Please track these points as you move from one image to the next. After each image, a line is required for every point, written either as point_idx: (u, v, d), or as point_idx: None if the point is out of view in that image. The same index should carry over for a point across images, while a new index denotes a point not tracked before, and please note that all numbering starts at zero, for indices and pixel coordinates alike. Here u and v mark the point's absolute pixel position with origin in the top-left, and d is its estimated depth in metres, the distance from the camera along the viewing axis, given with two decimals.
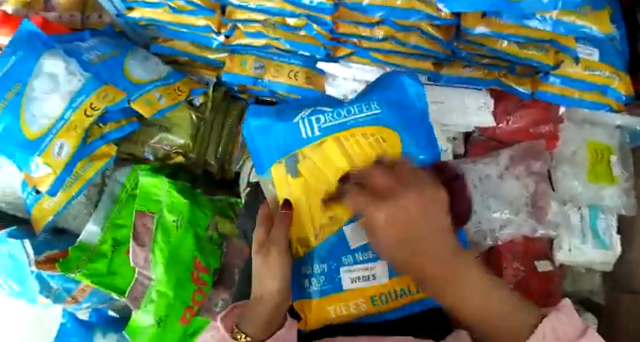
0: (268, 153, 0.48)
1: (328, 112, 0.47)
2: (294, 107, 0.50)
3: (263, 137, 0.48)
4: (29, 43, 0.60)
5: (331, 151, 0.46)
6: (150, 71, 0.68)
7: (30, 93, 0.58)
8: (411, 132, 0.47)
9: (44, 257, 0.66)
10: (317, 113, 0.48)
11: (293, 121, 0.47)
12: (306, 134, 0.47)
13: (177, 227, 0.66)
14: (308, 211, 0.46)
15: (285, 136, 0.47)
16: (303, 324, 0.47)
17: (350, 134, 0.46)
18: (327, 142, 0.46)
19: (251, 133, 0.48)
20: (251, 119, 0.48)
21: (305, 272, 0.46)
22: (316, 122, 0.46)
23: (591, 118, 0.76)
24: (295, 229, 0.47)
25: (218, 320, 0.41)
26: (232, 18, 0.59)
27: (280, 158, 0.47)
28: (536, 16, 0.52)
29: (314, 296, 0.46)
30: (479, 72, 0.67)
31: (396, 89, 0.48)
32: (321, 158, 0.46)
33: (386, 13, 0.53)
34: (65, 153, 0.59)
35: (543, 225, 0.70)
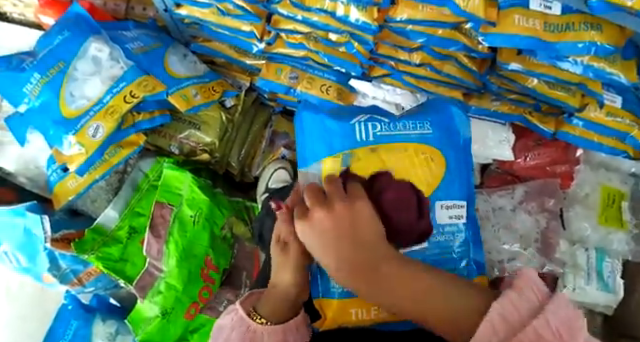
0: (317, 148, 0.47)
1: (385, 122, 0.47)
2: (348, 111, 0.50)
3: (315, 134, 0.48)
4: (76, 24, 0.62)
5: (385, 156, 0.45)
6: (189, 68, 0.69)
7: (72, 73, 0.60)
8: (458, 156, 0.48)
9: (59, 235, 0.68)
10: (373, 121, 0.48)
11: (350, 123, 0.47)
12: (360, 136, 0.46)
13: (194, 223, 0.68)
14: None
15: (340, 136, 0.46)
16: (319, 323, 0.48)
17: (405, 145, 0.46)
18: (381, 146, 0.46)
19: (303, 125, 0.49)
20: (305, 116, 0.49)
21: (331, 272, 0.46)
22: (372, 128, 0.47)
23: (607, 163, 0.78)
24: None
25: (237, 303, 0.42)
26: (277, 26, 0.60)
27: (331, 154, 0.46)
28: (569, 58, 0.55)
29: (336, 296, 0.47)
30: (505, 107, 0.69)
31: (448, 113, 0.49)
32: (375, 161, 0.45)
33: (425, 40, 0.56)
34: (100, 136, 0.60)
35: (552, 261, 0.72)
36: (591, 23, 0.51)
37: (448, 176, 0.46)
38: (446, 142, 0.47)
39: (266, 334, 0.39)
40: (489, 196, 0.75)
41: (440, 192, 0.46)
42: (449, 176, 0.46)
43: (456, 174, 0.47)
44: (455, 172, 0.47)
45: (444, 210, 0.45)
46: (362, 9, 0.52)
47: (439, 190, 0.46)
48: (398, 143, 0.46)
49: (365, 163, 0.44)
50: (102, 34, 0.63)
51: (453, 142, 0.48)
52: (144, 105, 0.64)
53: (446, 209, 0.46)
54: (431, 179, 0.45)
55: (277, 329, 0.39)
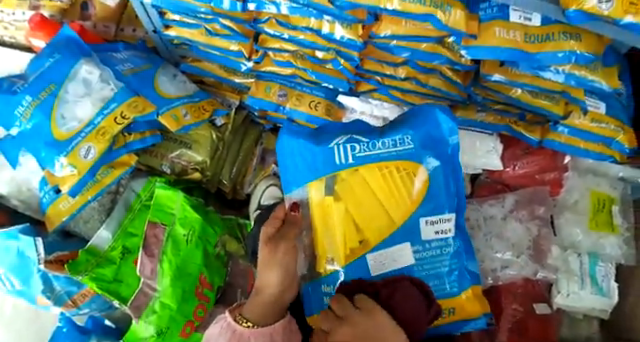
0: (302, 174, 0.49)
1: (364, 142, 0.48)
2: (330, 131, 0.51)
3: (299, 160, 0.50)
4: (67, 47, 0.62)
5: (365, 178, 0.48)
6: (179, 88, 0.70)
7: (63, 95, 0.60)
8: (443, 167, 0.48)
9: (53, 256, 0.69)
10: (352, 141, 0.49)
11: (329, 146, 0.48)
12: (339, 159, 0.48)
13: (187, 242, 0.68)
14: (339, 234, 0.47)
15: (320, 159, 0.49)
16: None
17: (384, 165, 0.48)
18: (361, 168, 0.48)
19: (285, 149, 0.51)
20: (285, 143, 0.51)
21: (324, 291, 0.47)
22: (351, 150, 0.48)
23: (594, 168, 0.79)
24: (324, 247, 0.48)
25: (226, 312, 0.46)
26: (265, 45, 0.62)
27: (315, 178, 0.49)
28: (550, 68, 0.56)
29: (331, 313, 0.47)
30: (491, 117, 0.70)
31: (431, 124, 0.48)
32: (356, 184, 0.48)
33: (410, 54, 0.57)
34: (91, 157, 0.61)
35: (544, 268, 0.73)
36: (571, 33, 0.52)
37: (432, 190, 0.47)
38: (428, 156, 0.47)
39: (253, 336, 0.43)
40: (480, 205, 0.76)
41: (424, 208, 0.47)
42: (432, 190, 0.47)
43: (442, 186, 0.47)
44: (440, 185, 0.47)
45: (429, 226, 0.46)
46: (347, 26, 0.53)
47: (423, 206, 0.47)
48: (378, 163, 0.48)
49: (347, 188, 0.48)
50: (93, 56, 0.64)
51: (436, 154, 0.48)
52: (134, 126, 0.65)
53: (432, 224, 0.47)
54: (414, 196, 0.47)
55: (263, 331, 0.43)
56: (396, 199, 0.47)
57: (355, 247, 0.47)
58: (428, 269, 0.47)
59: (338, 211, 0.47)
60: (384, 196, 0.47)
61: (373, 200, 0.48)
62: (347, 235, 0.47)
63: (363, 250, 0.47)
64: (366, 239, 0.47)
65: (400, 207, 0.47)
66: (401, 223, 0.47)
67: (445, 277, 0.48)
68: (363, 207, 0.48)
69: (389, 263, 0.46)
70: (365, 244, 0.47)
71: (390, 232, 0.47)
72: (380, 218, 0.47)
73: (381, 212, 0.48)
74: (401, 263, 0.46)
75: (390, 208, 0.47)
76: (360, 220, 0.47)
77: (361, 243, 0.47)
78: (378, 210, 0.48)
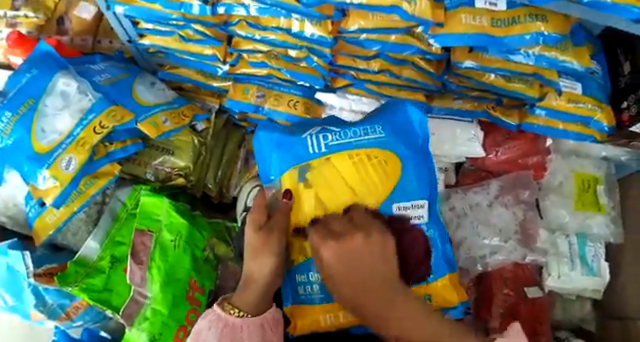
0: (276, 164, 0.50)
1: (335, 131, 0.50)
2: (303, 126, 0.54)
3: (274, 151, 0.51)
4: (44, 62, 0.64)
5: (337, 165, 0.48)
6: (157, 96, 0.71)
7: (42, 109, 0.61)
8: (414, 156, 0.49)
9: (42, 269, 0.69)
10: (324, 132, 0.51)
11: (302, 137, 0.50)
12: (312, 148, 0.49)
13: (175, 247, 0.68)
14: (310, 222, 0.47)
15: (293, 149, 0.50)
16: (293, 330, 0.51)
17: (356, 152, 0.48)
18: (334, 155, 0.49)
19: (261, 144, 0.53)
20: (262, 137, 0.52)
21: (298, 280, 0.49)
22: (323, 139, 0.50)
23: (576, 149, 0.79)
24: (297, 237, 0.48)
25: (215, 305, 0.47)
26: (238, 48, 0.62)
27: (288, 168, 0.49)
28: (520, 51, 0.56)
29: (313, 302, 0.49)
30: (469, 104, 0.71)
31: (403, 116, 0.52)
32: (329, 171, 0.48)
33: (381, 47, 0.57)
34: (72, 168, 0.61)
35: (532, 251, 0.72)
36: (536, 14, 0.53)
37: (404, 177, 0.48)
38: (400, 144, 0.49)
39: (246, 324, 0.44)
40: (465, 193, 0.75)
41: (397, 195, 0.47)
42: (404, 176, 0.48)
43: (414, 174, 0.48)
44: (411, 172, 0.48)
45: (401, 211, 0.47)
46: (317, 24, 0.54)
47: (396, 192, 0.47)
48: (350, 150, 0.49)
49: (318, 176, 0.48)
50: (69, 69, 0.65)
51: (408, 143, 0.50)
52: (115, 135, 0.66)
53: (404, 210, 0.47)
54: (387, 183, 0.48)
55: (256, 321, 0.44)
56: (369, 185, 0.47)
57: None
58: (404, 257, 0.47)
59: (309, 199, 0.48)
60: (357, 182, 0.47)
61: (346, 191, 0.47)
62: (316, 225, 0.47)
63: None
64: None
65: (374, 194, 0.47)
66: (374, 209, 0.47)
67: (421, 263, 0.47)
68: (334, 196, 0.47)
69: None
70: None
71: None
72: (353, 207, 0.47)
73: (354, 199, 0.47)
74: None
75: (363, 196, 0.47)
76: (331, 208, 0.47)
77: None
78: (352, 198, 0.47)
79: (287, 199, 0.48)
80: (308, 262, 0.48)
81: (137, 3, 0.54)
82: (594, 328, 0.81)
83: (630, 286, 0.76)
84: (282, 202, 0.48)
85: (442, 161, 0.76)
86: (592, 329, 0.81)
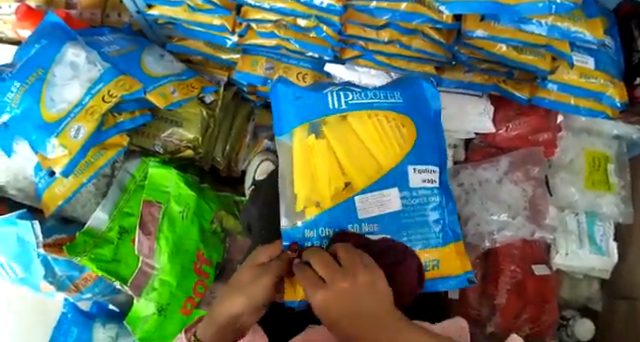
0: (291, 118, 0.49)
1: (356, 91, 0.50)
2: (322, 86, 0.54)
3: (291, 102, 0.50)
4: (51, 32, 0.63)
5: (354, 124, 0.48)
6: (166, 68, 0.71)
7: (52, 79, 0.61)
8: (428, 126, 0.51)
9: (51, 240, 0.70)
10: (345, 90, 0.51)
11: (323, 92, 0.50)
12: (332, 104, 0.49)
13: (183, 218, 0.68)
14: (323, 175, 0.46)
15: (314, 104, 0.49)
16: (293, 295, 0.47)
17: (374, 113, 0.49)
18: (352, 114, 0.49)
19: (277, 96, 0.51)
20: (280, 90, 0.51)
21: (306, 236, 0.46)
22: (344, 96, 0.50)
23: (588, 127, 0.78)
24: (305, 191, 0.47)
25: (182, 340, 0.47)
26: (247, 17, 0.61)
27: (302, 123, 0.48)
28: (532, 20, 0.55)
29: None
30: (479, 78, 0.70)
31: (418, 88, 0.52)
32: (344, 129, 0.48)
33: (391, 16, 0.56)
34: (81, 137, 0.62)
35: (541, 228, 0.71)
36: None
37: (418, 142, 0.49)
38: (415, 111, 0.50)
39: None
40: (474, 169, 0.75)
41: (412, 157, 0.48)
42: (418, 140, 0.49)
43: (426, 140, 0.50)
44: (424, 138, 0.49)
45: (417, 174, 0.47)
46: None
47: (411, 155, 0.48)
48: (368, 110, 0.49)
49: (333, 133, 0.48)
50: (78, 40, 0.64)
51: (423, 112, 0.51)
52: (124, 106, 0.66)
53: (419, 172, 0.48)
54: (403, 144, 0.48)
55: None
56: (384, 146, 0.48)
57: (341, 188, 0.46)
58: (414, 220, 0.47)
59: (324, 152, 0.47)
60: (372, 141, 0.48)
61: (361, 149, 0.48)
62: (325, 181, 0.46)
63: (349, 191, 0.46)
64: (353, 182, 0.46)
65: (389, 154, 0.47)
66: (391, 168, 0.47)
67: (431, 227, 0.47)
68: (349, 153, 0.47)
69: (376, 206, 0.46)
70: (351, 186, 0.46)
71: (379, 178, 0.46)
72: (368, 166, 0.47)
73: (367, 159, 0.47)
74: (389, 208, 0.46)
75: (379, 155, 0.47)
76: (346, 163, 0.47)
77: (346, 187, 0.46)
78: (366, 155, 0.48)
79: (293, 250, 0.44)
80: (318, 218, 0.45)
81: None
82: (599, 308, 0.82)
83: (639, 266, 0.76)
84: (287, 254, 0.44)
85: (451, 137, 0.75)
86: (598, 308, 0.81)
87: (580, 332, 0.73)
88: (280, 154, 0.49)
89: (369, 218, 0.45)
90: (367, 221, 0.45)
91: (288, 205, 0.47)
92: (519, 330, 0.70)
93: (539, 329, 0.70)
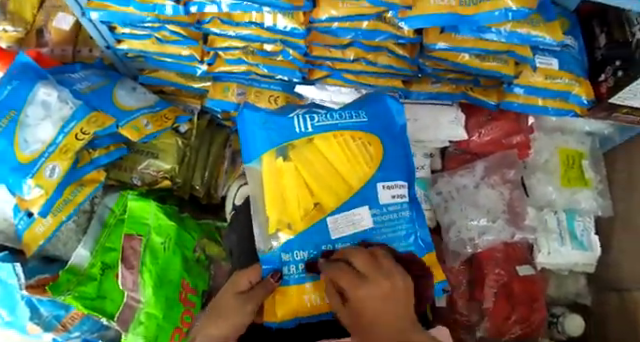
0: (258, 143, 0.49)
1: (322, 113, 0.51)
2: (288, 109, 0.54)
3: (257, 128, 0.50)
4: (22, 73, 0.63)
5: (321, 145, 0.49)
6: (139, 99, 0.72)
7: (24, 120, 0.60)
8: (395, 142, 0.51)
9: (34, 280, 0.69)
10: (310, 113, 0.51)
11: (288, 117, 0.50)
12: (298, 127, 0.50)
13: (165, 249, 0.68)
14: (292, 198, 0.47)
15: (279, 129, 0.50)
16: (272, 318, 0.46)
17: (340, 133, 0.49)
18: (319, 136, 0.49)
19: (244, 124, 0.51)
20: (247, 115, 0.51)
21: (283, 259, 0.46)
22: (309, 120, 0.50)
23: (561, 126, 0.79)
24: (277, 213, 0.47)
25: None
26: (214, 46, 0.62)
27: (269, 148, 0.49)
28: (491, 29, 0.56)
29: (291, 284, 0.46)
30: (447, 87, 0.71)
31: (385, 105, 0.53)
32: (311, 151, 0.49)
33: (354, 35, 0.57)
34: (56, 176, 0.61)
35: (522, 229, 0.72)
36: None
37: (386, 159, 0.50)
38: (381, 129, 0.51)
39: None
40: (451, 177, 0.76)
41: (380, 174, 0.48)
42: (386, 157, 0.49)
43: (394, 156, 0.50)
44: (391, 154, 0.50)
45: (386, 190, 0.48)
46: (289, 17, 0.54)
47: (380, 172, 0.48)
48: (334, 131, 0.49)
49: (300, 156, 0.48)
50: (49, 79, 0.64)
51: (389, 128, 0.52)
52: (99, 142, 0.67)
53: (388, 189, 0.48)
54: (370, 163, 0.49)
55: None
56: (352, 165, 0.48)
57: (310, 208, 0.47)
58: (387, 236, 0.47)
59: (292, 174, 0.48)
60: (339, 161, 0.48)
61: (330, 170, 0.48)
62: (295, 203, 0.47)
63: (319, 212, 0.46)
64: (322, 202, 0.47)
65: (358, 172, 0.48)
66: (359, 186, 0.48)
67: (402, 240, 0.48)
68: (318, 174, 0.48)
69: (348, 226, 0.46)
70: (321, 206, 0.47)
71: (348, 198, 0.47)
72: (337, 185, 0.48)
73: (336, 178, 0.48)
74: (361, 227, 0.46)
75: (347, 173, 0.48)
76: (315, 184, 0.47)
77: (316, 207, 0.47)
78: (334, 175, 0.48)
79: (275, 280, 0.45)
80: (292, 240, 0.46)
81: (112, 8, 0.55)
82: (589, 303, 0.82)
83: (623, 259, 0.77)
84: (270, 282, 0.45)
85: (427, 147, 0.76)
86: (587, 303, 0.81)
87: (570, 328, 0.73)
88: (252, 180, 0.49)
89: (342, 239, 0.46)
90: (340, 242, 0.46)
91: (261, 230, 0.48)
92: (510, 331, 0.70)
93: (530, 329, 0.70)
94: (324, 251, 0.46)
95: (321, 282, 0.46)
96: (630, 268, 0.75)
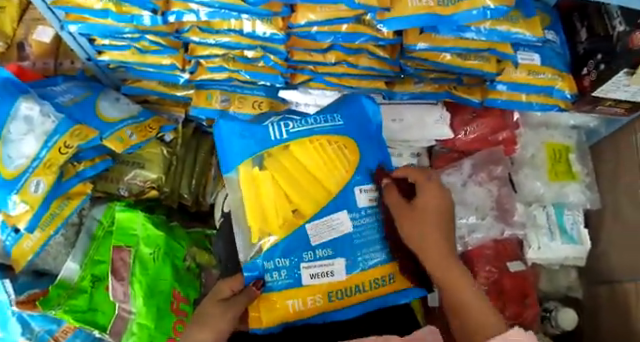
0: (234, 153, 0.49)
1: (296, 119, 0.51)
2: (263, 117, 0.54)
3: (232, 138, 0.50)
4: (4, 88, 0.61)
5: (297, 151, 0.49)
6: (122, 110, 0.71)
7: (7, 136, 0.59)
8: (370, 144, 0.52)
9: (25, 296, 0.68)
10: (285, 120, 0.52)
11: (263, 125, 0.51)
12: (274, 135, 0.50)
13: (154, 259, 0.68)
14: (271, 206, 0.47)
15: (255, 137, 0.50)
16: (257, 324, 0.47)
17: (315, 138, 0.50)
18: (294, 142, 0.50)
19: (220, 134, 0.51)
20: (223, 125, 0.51)
21: (265, 267, 0.46)
22: (284, 126, 0.50)
23: (546, 121, 0.80)
24: (256, 223, 0.47)
25: None
26: (194, 54, 0.62)
27: (245, 158, 0.49)
28: (470, 28, 0.56)
29: (275, 290, 0.46)
30: (430, 86, 0.71)
31: (359, 107, 0.54)
32: (287, 158, 0.49)
33: (335, 39, 0.57)
34: (41, 191, 0.61)
35: (511, 226, 0.73)
36: None
37: (362, 161, 0.51)
38: (356, 131, 0.52)
39: None
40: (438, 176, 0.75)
41: (357, 177, 0.50)
42: (362, 159, 0.51)
43: (370, 157, 0.51)
44: (367, 156, 0.51)
45: (363, 193, 0.49)
46: (267, 22, 0.54)
47: (356, 175, 0.50)
48: (310, 136, 0.50)
49: (277, 164, 0.49)
50: (31, 93, 0.63)
51: (364, 131, 0.53)
52: (82, 154, 0.67)
53: (366, 191, 0.49)
54: (347, 166, 0.50)
55: None
56: (329, 169, 0.49)
57: (289, 216, 0.47)
58: (368, 239, 0.48)
59: (269, 182, 0.48)
60: (317, 167, 0.49)
61: (307, 176, 0.49)
62: (274, 212, 0.47)
63: (298, 219, 0.47)
64: (300, 209, 0.48)
65: (335, 176, 0.49)
66: (338, 190, 0.48)
67: (381, 243, 0.49)
68: (296, 181, 0.49)
69: (328, 231, 0.47)
70: (299, 213, 0.47)
71: (326, 203, 0.48)
72: (315, 191, 0.48)
73: (314, 184, 0.49)
74: (340, 232, 0.47)
75: (325, 178, 0.49)
76: (293, 191, 0.48)
77: (295, 214, 0.47)
78: (312, 180, 0.49)
79: (257, 288, 0.45)
80: (274, 248, 0.46)
81: (90, 20, 0.56)
82: (580, 296, 0.83)
83: (611, 250, 0.78)
84: (252, 290, 0.45)
85: (413, 146, 0.76)
86: (579, 296, 0.83)
87: (564, 322, 0.73)
88: (229, 191, 0.49)
89: (323, 244, 0.47)
90: (321, 248, 0.46)
91: (242, 241, 0.48)
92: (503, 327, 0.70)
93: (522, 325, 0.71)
94: (306, 258, 0.46)
95: (304, 288, 0.46)
96: (618, 260, 0.76)
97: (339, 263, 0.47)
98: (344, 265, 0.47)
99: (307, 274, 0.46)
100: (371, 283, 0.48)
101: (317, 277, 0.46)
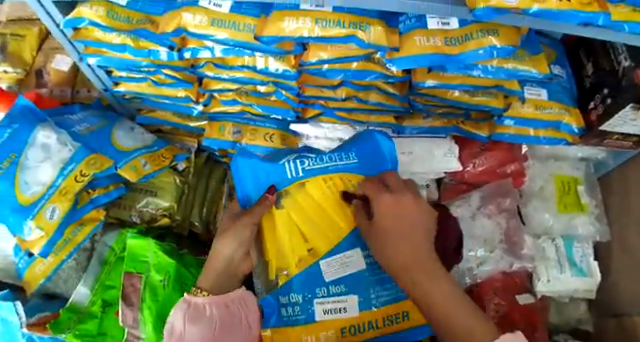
0: (253, 188, 0.55)
1: (312, 157, 0.56)
2: (280, 153, 0.59)
3: (251, 174, 0.55)
4: (23, 116, 0.62)
5: (311, 189, 0.54)
6: (137, 140, 0.74)
7: (24, 162, 0.60)
8: None
9: (35, 318, 0.68)
10: (301, 157, 0.56)
11: (280, 163, 0.55)
12: (290, 173, 0.55)
13: (164, 287, 0.67)
14: (288, 245, 0.53)
15: (272, 174, 0.55)
16: None
17: (329, 177, 0.55)
18: (309, 180, 0.55)
19: (239, 168, 0.55)
20: (241, 162, 0.55)
21: (281, 302, 0.51)
22: (300, 165, 0.55)
23: (553, 153, 0.81)
24: (275, 260, 0.53)
25: None
26: (208, 88, 0.65)
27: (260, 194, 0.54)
28: (477, 66, 0.57)
29: (292, 325, 0.51)
30: (438, 121, 0.73)
31: (374, 144, 0.57)
32: (303, 196, 0.54)
33: (344, 76, 0.58)
34: (56, 217, 0.62)
35: (520, 259, 0.73)
36: (486, 30, 0.53)
37: None
38: (369, 170, 0.56)
39: None
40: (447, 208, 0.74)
41: None
42: None
43: None
44: None
45: None
46: (279, 59, 0.56)
47: None
48: (323, 176, 0.55)
49: (293, 202, 0.54)
50: (49, 121, 0.64)
51: (377, 169, 0.56)
52: (97, 181, 0.68)
53: None
54: None
55: None
56: (342, 209, 0.54)
57: (305, 254, 0.53)
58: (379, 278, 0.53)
59: (286, 222, 0.53)
60: (330, 206, 0.54)
61: (323, 215, 0.54)
62: (291, 249, 0.53)
63: (313, 257, 0.53)
64: (315, 247, 0.53)
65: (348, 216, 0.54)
66: (350, 229, 0.53)
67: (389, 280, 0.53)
68: (311, 220, 0.54)
69: (341, 268, 0.52)
70: (314, 252, 0.53)
71: (340, 241, 0.53)
72: (328, 230, 0.53)
73: (329, 223, 0.54)
74: (352, 269, 0.53)
75: (338, 218, 0.54)
76: (309, 231, 0.53)
77: (310, 252, 0.53)
78: (327, 219, 0.54)
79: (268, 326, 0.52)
80: (290, 284, 0.52)
81: (107, 53, 0.58)
82: (591, 329, 0.82)
83: (621, 282, 0.77)
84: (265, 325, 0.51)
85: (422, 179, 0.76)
86: (589, 329, 0.82)
87: None
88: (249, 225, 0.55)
89: (335, 280, 0.52)
90: (333, 284, 0.52)
91: (261, 278, 0.54)
92: None
93: None
94: (319, 294, 0.52)
95: (318, 323, 0.51)
96: (628, 291, 0.76)
97: (350, 300, 0.52)
98: (354, 301, 0.52)
99: (321, 310, 0.51)
100: (384, 320, 0.52)
101: (329, 312, 0.51)
